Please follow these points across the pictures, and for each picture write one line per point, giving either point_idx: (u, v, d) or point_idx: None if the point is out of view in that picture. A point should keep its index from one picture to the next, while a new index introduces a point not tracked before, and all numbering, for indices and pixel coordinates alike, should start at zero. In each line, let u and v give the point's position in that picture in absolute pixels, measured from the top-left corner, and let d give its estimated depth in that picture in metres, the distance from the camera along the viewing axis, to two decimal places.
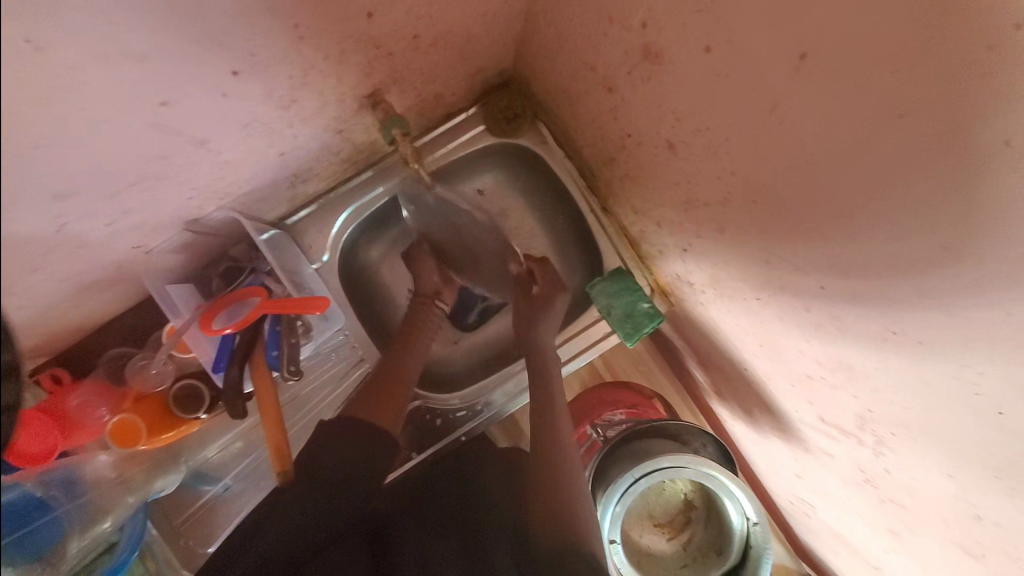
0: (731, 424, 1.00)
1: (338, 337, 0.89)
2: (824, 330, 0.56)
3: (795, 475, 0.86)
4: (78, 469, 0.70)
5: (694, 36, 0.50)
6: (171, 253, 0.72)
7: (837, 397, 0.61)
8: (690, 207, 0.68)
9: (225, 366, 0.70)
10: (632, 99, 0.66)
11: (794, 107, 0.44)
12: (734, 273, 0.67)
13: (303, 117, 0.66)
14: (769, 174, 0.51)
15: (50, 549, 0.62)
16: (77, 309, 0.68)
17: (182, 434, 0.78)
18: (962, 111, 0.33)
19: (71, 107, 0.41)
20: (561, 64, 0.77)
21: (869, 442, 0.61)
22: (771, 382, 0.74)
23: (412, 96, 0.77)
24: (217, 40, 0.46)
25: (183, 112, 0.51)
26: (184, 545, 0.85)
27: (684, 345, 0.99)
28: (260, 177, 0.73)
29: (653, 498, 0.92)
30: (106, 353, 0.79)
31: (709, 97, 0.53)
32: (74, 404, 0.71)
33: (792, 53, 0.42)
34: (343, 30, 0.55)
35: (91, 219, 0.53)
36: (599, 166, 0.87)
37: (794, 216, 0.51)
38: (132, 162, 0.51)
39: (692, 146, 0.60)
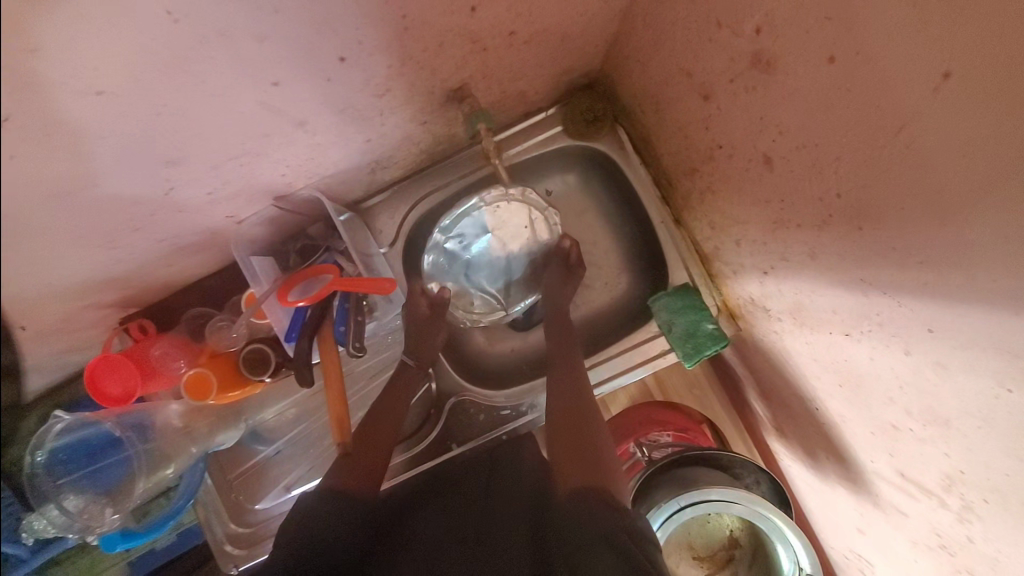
0: (788, 464, 0.94)
1: (397, 321, 0.90)
2: (922, 378, 0.51)
3: (857, 531, 0.79)
4: (150, 416, 0.78)
5: (817, 46, 0.47)
6: (259, 225, 0.77)
7: (926, 453, 0.55)
8: (780, 228, 0.64)
9: (296, 336, 0.74)
10: (729, 110, 0.63)
11: (925, 130, 0.40)
12: (822, 303, 0.62)
13: (393, 106, 0.68)
14: (882, 199, 0.47)
15: (115, 488, 0.76)
16: (173, 266, 0.74)
17: (245, 394, 0.82)
18: None
19: (193, 80, 0.44)
20: (654, 70, 0.75)
21: (955, 507, 0.54)
22: (846, 426, 0.69)
23: (497, 92, 0.77)
24: (329, 25, 0.48)
25: (288, 93, 0.54)
26: (233, 501, 0.91)
27: (746, 374, 0.93)
28: (347, 161, 0.76)
29: (696, 529, 0.87)
30: (187, 311, 0.85)
31: (822, 113, 0.50)
32: (154, 354, 0.76)
33: (933, 72, 0.38)
34: (444, 23, 0.56)
35: (194, 186, 0.58)
36: (680, 177, 0.84)
37: (905, 248, 0.46)
38: (237, 136, 0.55)
39: (793, 163, 0.57)
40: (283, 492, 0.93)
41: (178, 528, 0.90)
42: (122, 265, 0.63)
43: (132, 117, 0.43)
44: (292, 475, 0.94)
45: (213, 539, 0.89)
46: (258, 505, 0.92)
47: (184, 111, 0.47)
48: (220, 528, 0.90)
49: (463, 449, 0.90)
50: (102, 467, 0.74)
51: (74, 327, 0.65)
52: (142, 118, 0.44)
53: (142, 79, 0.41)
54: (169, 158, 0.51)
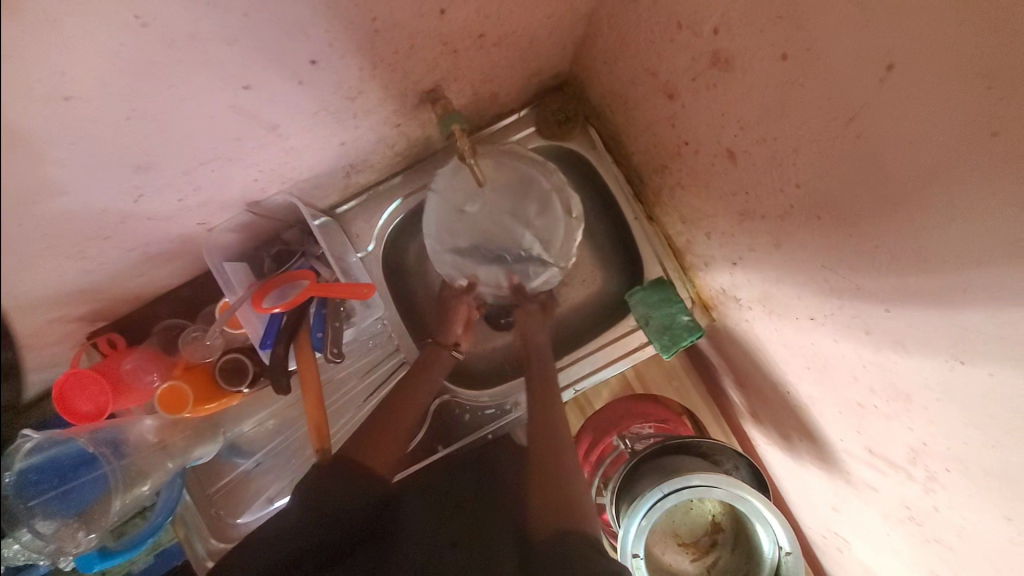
0: (765, 448, 0.97)
1: (377, 325, 0.90)
2: (883, 356, 0.54)
3: (832, 509, 0.82)
4: (124, 432, 0.76)
5: (771, 44, 0.50)
6: (231, 232, 0.76)
7: (891, 428, 0.58)
8: (746, 220, 0.66)
9: (273, 342, 0.73)
10: (693, 107, 0.66)
11: (874, 120, 0.43)
12: (787, 290, 0.65)
13: (367, 108, 0.68)
14: (838, 187, 0.50)
15: (86, 508, 0.72)
16: (142, 277, 0.73)
17: (222, 407, 0.80)
18: None
19: (164, 84, 0.44)
20: (621, 70, 0.77)
21: (920, 478, 0.57)
22: (815, 407, 0.72)
23: (469, 94, 0.78)
24: (300, 29, 0.48)
25: (260, 97, 0.53)
26: (213, 515, 0.89)
27: (722, 363, 0.96)
28: (320, 165, 0.75)
29: (680, 517, 0.90)
30: (159, 323, 0.83)
31: (779, 107, 0.52)
32: (126, 368, 0.75)
33: (878, 64, 0.40)
34: (415, 26, 0.57)
35: (165, 193, 0.58)
36: (651, 174, 0.86)
37: (862, 232, 0.49)
38: (209, 142, 0.55)
39: (754, 156, 0.59)
40: (265, 504, 0.92)
41: (156, 548, 0.86)
42: (90, 276, 0.61)
43: (103, 123, 0.42)
44: (274, 486, 0.93)
45: (193, 557, 0.85)
46: (239, 519, 0.90)
47: (155, 116, 0.46)
48: (201, 545, 0.86)
49: (450, 450, 0.90)
50: (76, 486, 0.71)
51: (49, 342, 0.62)
52: (112, 124, 0.43)
53: (111, 85, 0.40)
54: (139, 165, 0.50)
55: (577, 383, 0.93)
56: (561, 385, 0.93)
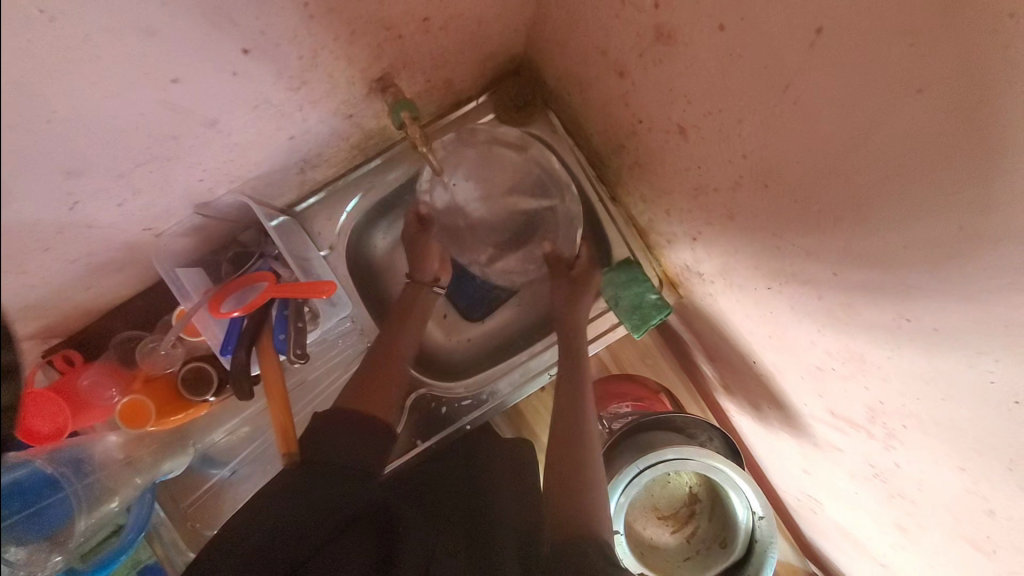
0: (737, 418, 0.99)
1: (345, 324, 0.89)
2: (837, 320, 0.55)
3: (803, 471, 0.85)
4: (87, 449, 0.72)
5: (708, 15, 0.50)
6: (182, 237, 0.73)
7: (848, 388, 0.60)
8: (701, 195, 0.67)
9: (233, 348, 0.72)
10: (643, 84, 0.66)
11: (809, 85, 0.43)
12: (745, 262, 0.66)
13: (313, 100, 0.66)
14: (782, 155, 0.50)
15: (55, 530, 0.62)
16: (89, 289, 0.70)
17: (190, 416, 0.79)
18: (980, 82, 0.32)
19: (82, 81, 0.41)
20: (572, 49, 0.76)
21: (880, 435, 0.59)
22: (779, 374, 0.73)
23: (421, 81, 0.77)
24: (227, 16, 0.46)
25: (192, 91, 0.51)
26: (190, 529, 0.87)
27: (691, 338, 0.98)
28: (270, 162, 0.73)
29: (658, 491, 0.91)
30: (114, 336, 0.80)
31: (721, 79, 0.53)
32: (83, 384, 0.72)
33: (808, 29, 0.41)
34: (353, 10, 0.55)
35: (101, 198, 0.55)
36: (610, 154, 0.86)
37: (806, 199, 0.50)
38: (143, 141, 0.52)
39: (703, 130, 0.60)
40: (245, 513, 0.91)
41: (136, 566, 0.82)
42: (30, 291, 0.59)
43: None
44: (252, 493, 0.92)
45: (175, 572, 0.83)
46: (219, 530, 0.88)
47: (78, 117, 0.44)
48: (180, 559, 0.84)
49: (428, 444, 0.90)
50: (44, 507, 0.60)
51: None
52: (31, 128, 0.41)
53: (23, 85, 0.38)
54: (68, 169, 0.48)
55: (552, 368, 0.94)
56: (535, 372, 0.94)
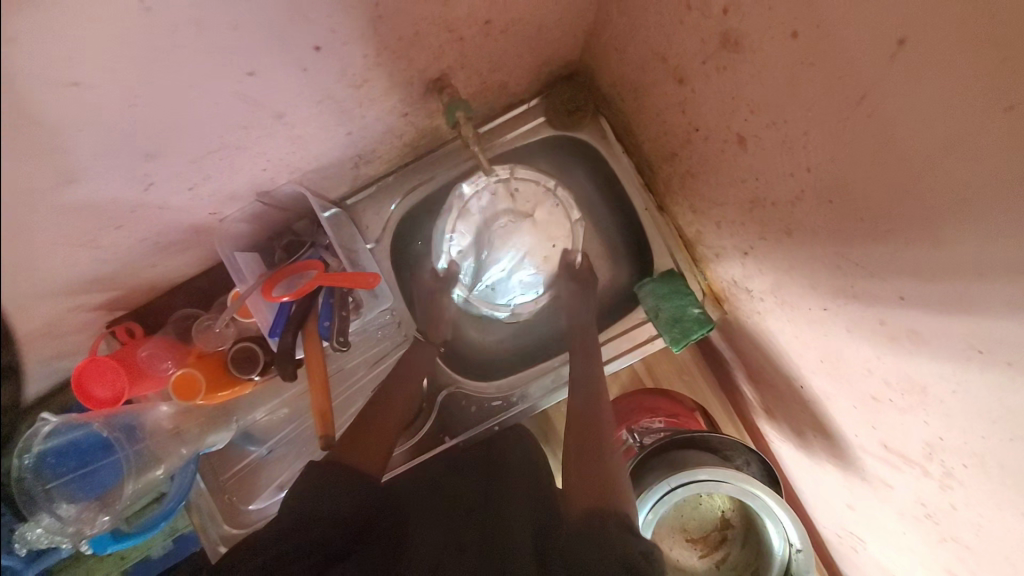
0: (778, 445, 0.95)
1: (385, 316, 0.92)
2: (899, 346, 0.52)
3: (847, 506, 0.80)
4: (139, 418, 0.78)
5: (781, 24, 0.48)
6: (243, 222, 0.77)
7: (905, 421, 0.56)
8: (757, 207, 0.65)
9: (280, 332, 0.74)
10: (703, 92, 0.64)
11: (886, 97, 0.41)
12: (801, 281, 0.63)
13: (373, 97, 0.68)
14: (851, 171, 0.48)
15: (105, 492, 0.74)
16: (157, 266, 0.75)
17: (235, 394, 0.82)
18: None
19: (168, 70, 0.44)
20: (631, 56, 0.76)
21: (937, 474, 0.55)
22: (830, 402, 0.70)
23: (477, 82, 0.78)
24: (302, 13, 0.48)
25: (264, 84, 0.54)
26: (226, 501, 0.91)
27: (734, 357, 0.95)
28: (329, 155, 0.76)
29: (689, 512, 0.87)
30: (175, 312, 0.85)
31: (790, 89, 0.51)
32: (142, 355, 0.76)
33: (889, 40, 0.39)
34: (419, 11, 0.57)
35: (175, 181, 0.59)
36: (661, 163, 0.85)
37: (874, 218, 0.47)
38: (216, 130, 0.55)
39: (765, 141, 0.58)
40: (276, 492, 0.94)
41: (173, 533, 0.90)
42: (105, 263, 0.63)
43: (109, 109, 0.43)
44: (285, 474, 0.94)
45: (207, 542, 0.88)
46: (252, 505, 0.92)
47: (161, 103, 0.47)
48: (215, 531, 0.89)
49: (457, 441, 0.91)
50: (91, 472, 0.72)
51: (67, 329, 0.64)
52: (118, 112, 0.44)
53: (117, 70, 0.41)
54: (147, 152, 0.51)
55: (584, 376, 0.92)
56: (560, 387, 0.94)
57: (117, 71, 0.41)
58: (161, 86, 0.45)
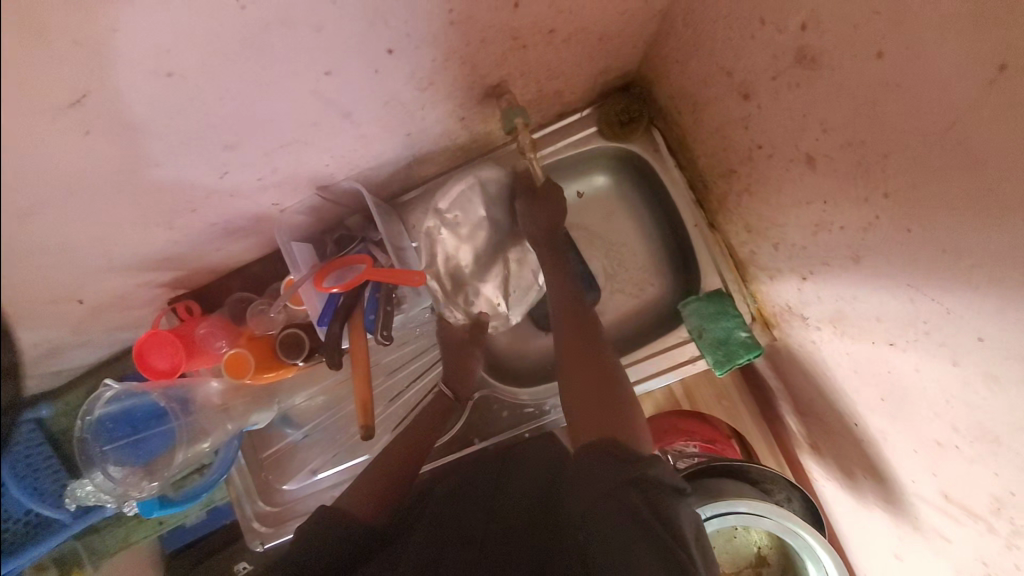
0: (821, 482, 0.90)
1: (426, 314, 0.93)
2: (972, 391, 0.48)
3: (895, 557, 0.74)
4: (192, 391, 0.82)
5: (865, 41, 0.46)
6: (302, 213, 0.81)
7: (975, 473, 0.52)
8: (821, 231, 0.62)
9: (328, 321, 0.77)
10: (770, 108, 0.62)
11: (980, 124, 0.39)
12: (864, 310, 0.60)
13: (435, 101, 0.70)
14: (935, 199, 0.45)
15: (153, 460, 0.76)
16: (221, 250, 0.79)
17: (279, 375, 0.86)
18: None
19: (254, 67, 0.47)
20: (694, 70, 0.74)
21: (1003, 532, 0.51)
22: (887, 442, 0.65)
23: (535, 90, 0.79)
24: (381, 18, 0.50)
25: (338, 83, 0.56)
26: (263, 480, 0.95)
27: (780, 386, 0.90)
28: (387, 154, 0.79)
29: (722, 545, 0.82)
30: (232, 295, 0.90)
31: (870, 109, 0.48)
32: (199, 333, 0.81)
33: (989, 63, 0.36)
34: (489, 18, 0.58)
35: (247, 172, 0.62)
36: (717, 179, 0.82)
37: (957, 251, 0.44)
38: (290, 125, 0.58)
39: (837, 162, 0.55)
40: (309, 475, 0.96)
41: (209, 505, 0.92)
42: (177, 244, 0.68)
43: (199, 100, 0.46)
44: (318, 460, 0.97)
45: (243, 518, 0.92)
46: (285, 486, 0.95)
47: (245, 98, 0.50)
48: (250, 507, 0.92)
49: (486, 444, 0.91)
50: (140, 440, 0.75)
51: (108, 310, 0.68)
52: (206, 104, 0.48)
53: (210, 65, 0.44)
54: (227, 143, 0.55)
55: None
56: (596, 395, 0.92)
57: (211, 65, 0.44)
58: (247, 82, 0.48)
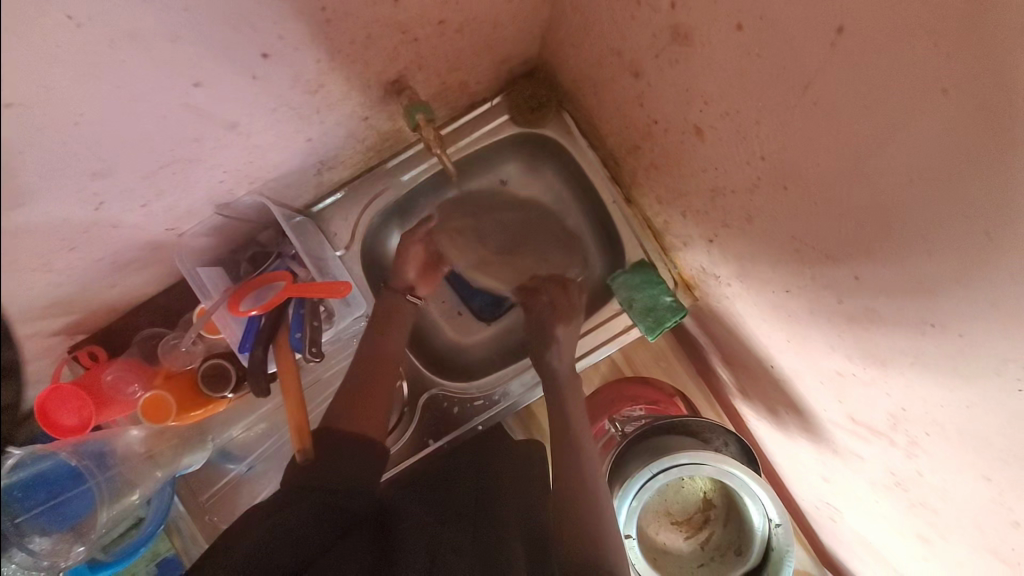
0: (754, 422, 0.98)
1: (360, 323, 0.90)
2: (858, 323, 0.54)
3: (822, 479, 0.83)
4: (111, 443, 0.75)
5: (725, 15, 0.49)
6: (203, 236, 0.75)
7: (871, 396, 0.58)
8: (717, 195, 0.66)
9: (250, 346, 0.73)
10: (659, 84, 0.65)
11: (828, 84, 0.43)
12: (762, 264, 0.65)
13: (330, 102, 0.67)
14: (803, 156, 0.49)
15: (77, 522, 0.70)
16: (115, 287, 0.72)
17: (211, 411, 0.81)
18: (1003, 83, 0.31)
19: (108, 84, 0.42)
20: (588, 51, 0.76)
21: (902, 443, 0.57)
22: (799, 380, 0.72)
23: (436, 83, 0.77)
24: (247, 21, 0.47)
25: (214, 94, 0.52)
26: (208, 521, 0.89)
27: (708, 341, 0.97)
28: (289, 163, 0.74)
29: (671, 496, 0.89)
30: (140, 333, 0.82)
31: (739, 79, 0.52)
32: (108, 380, 0.74)
33: (828, 28, 0.40)
34: (369, 14, 0.56)
35: (127, 199, 0.57)
36: (625, 155, 0.86)
37: (826, 201, 0.49)
38: (167, 143, 0.54)
39: (720, 130, 0.59)
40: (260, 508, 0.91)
41: (155, 557, 0.84)
42: (58, 289, 0.61)
43: (52, 129, 0.42)
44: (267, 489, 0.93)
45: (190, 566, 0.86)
46: None
47: (106, 119, 0.45)
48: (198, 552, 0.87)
49: (441, 443, 0.91)
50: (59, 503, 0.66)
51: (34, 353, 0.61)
52: (61, 131, 0.42)
53: (56, 88, 0.39)
54: (95, 171, 0.49)
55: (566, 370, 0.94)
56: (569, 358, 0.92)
57: (58, 89, 0.39)
58: (106, 99, 0.43)
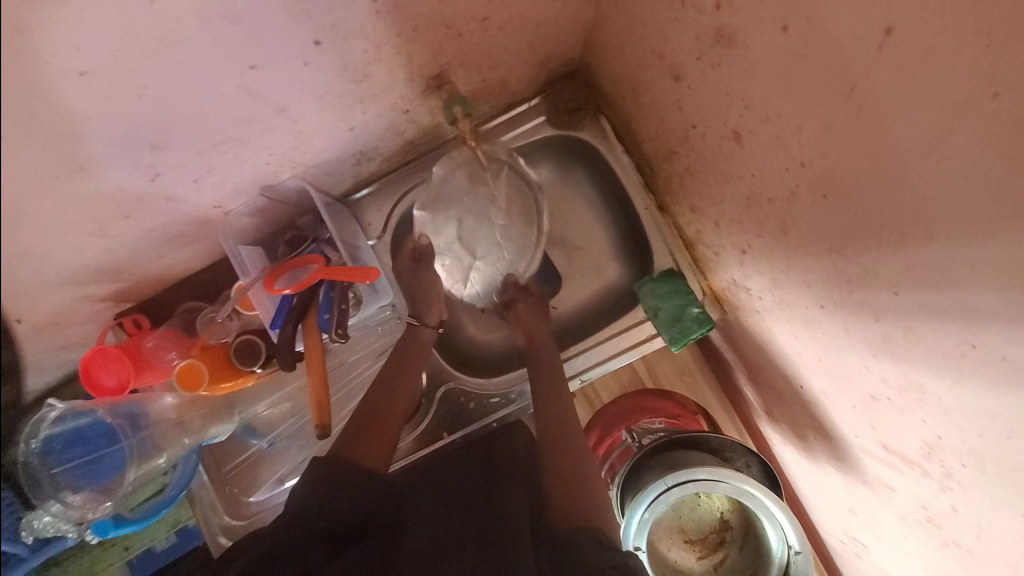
0: (779, 445, 0.94)
1: (385, 312, 0.92)
2: (894, 342, 0.51)
3: (849, 511, 0.78)
4: (143, 406, 0.79)
5: (772, 16, 0.49)
6: (247, 216, 0.79)
7: (905, 422, 0.55)
8: (753, 204, 0.65)
9: (281, 323, 0.76)
10: (700, 88, 0.65)
11: (875, 87, 0.41)
12: (797, 277, 0.63)
13: (373, 93, 0.70)
14: (844, 163, 0.48)
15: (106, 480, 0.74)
16: (163, 258, 0.77)
17: (237, 386, 0.83)
18: None
19: (170, 61, 0.46)
20: (630, 54, 0.76)
21: (936, 475, 0.54)
22: (829, 402, 0.69)
23: (477, 80, 0.79)
24: (301, 8, 0.50)
25: (266, 77, 0.55)
26: (228, 492, 0.92)
27: (735, 358, 0.94)
28: (332, 150, 0.77)
29: (687, 513, 0.86)
30: (180, 305, 0.86)
31: (782, 82, 0.51)
32: (148, 346, 0.78)
33: (877, 29, 0.39)
34: (416, 8, 0.58)
35: (181, 173, 0.61)
36: (661, 161, 0.85)
37: (867, 212, 0.47)
38: (219, 122, 0.57)
39: (759, 135, 0.58)
40: (276, 485, 0.94)
41: (176, 526, 0.91)
42: (112, 254, 0.65)
43: (117, 101, 0.45)
44: (286, 467, 0.95)
45: (208, 533, 0.89)
46: (251, 498, 0.93)
47: (165, 94, 0.49)
48: (215, 521, 0.90)
49: (455, 437, 0.91)
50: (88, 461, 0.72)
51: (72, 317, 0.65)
52: (126, 102, 0.46)
53: (123, 61, 0.42)
54: (153, 143, 0.53)
55: (584, 374, 0.93)
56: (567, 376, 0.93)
57: (126, 63, 0.43)
58: (166, 76, 0.47)
